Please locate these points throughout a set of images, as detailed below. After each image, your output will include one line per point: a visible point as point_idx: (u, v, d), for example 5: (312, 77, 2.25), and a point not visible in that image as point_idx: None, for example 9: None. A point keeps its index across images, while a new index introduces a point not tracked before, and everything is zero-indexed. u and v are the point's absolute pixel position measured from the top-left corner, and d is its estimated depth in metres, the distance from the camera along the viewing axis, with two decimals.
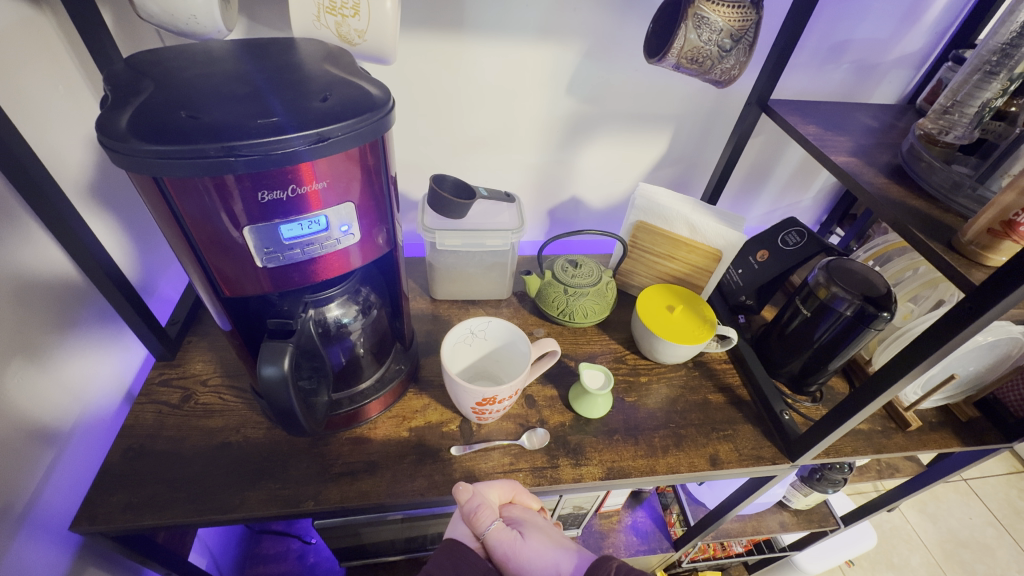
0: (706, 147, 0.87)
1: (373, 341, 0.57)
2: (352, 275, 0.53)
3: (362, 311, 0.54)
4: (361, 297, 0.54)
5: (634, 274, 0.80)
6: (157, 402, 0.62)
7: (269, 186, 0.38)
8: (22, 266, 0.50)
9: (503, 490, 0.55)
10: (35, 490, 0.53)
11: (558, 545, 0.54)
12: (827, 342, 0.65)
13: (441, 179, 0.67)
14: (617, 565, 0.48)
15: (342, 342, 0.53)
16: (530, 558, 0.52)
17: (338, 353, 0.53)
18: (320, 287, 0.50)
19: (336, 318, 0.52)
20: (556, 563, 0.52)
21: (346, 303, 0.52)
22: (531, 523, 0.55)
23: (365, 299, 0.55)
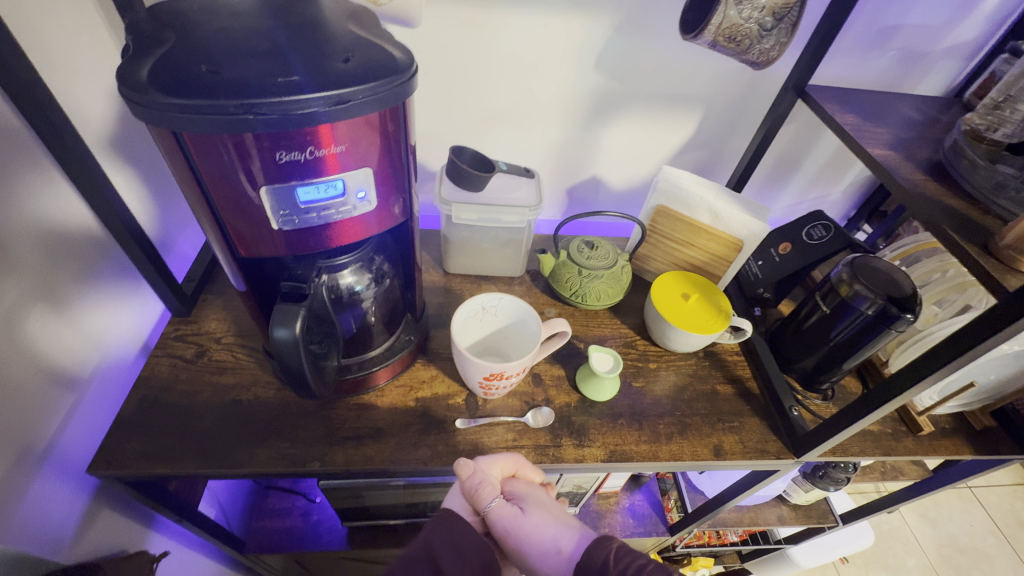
0: (735, 132, 0.84)
1: (384, 311, 0.57)
2: (366, 243, 0.52)
3: (375, 280, 0.54)
4: (374, 265, 0.53)
5: (650, 260, 0.78)
6: (172, 355, 0.64)
7: (287, 147, 0.37)
8: (45, 216, 0.51)
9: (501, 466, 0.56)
10: (56, 433, 0.55)
11: (557, 520, 0.54)
12: (845, 341, 0.64)
13: (460, 150, 0.66)
14: (616, 544, 0.49)
15: (353, 309, 0.53)
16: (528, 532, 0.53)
17: (349, 321, 0.53)
18: (334, 253, 0.50)
19: (349, 286, 0.51)
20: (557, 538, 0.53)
21: (359, 271, 0.52)
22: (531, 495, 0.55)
23: (379, 268, 0.54)
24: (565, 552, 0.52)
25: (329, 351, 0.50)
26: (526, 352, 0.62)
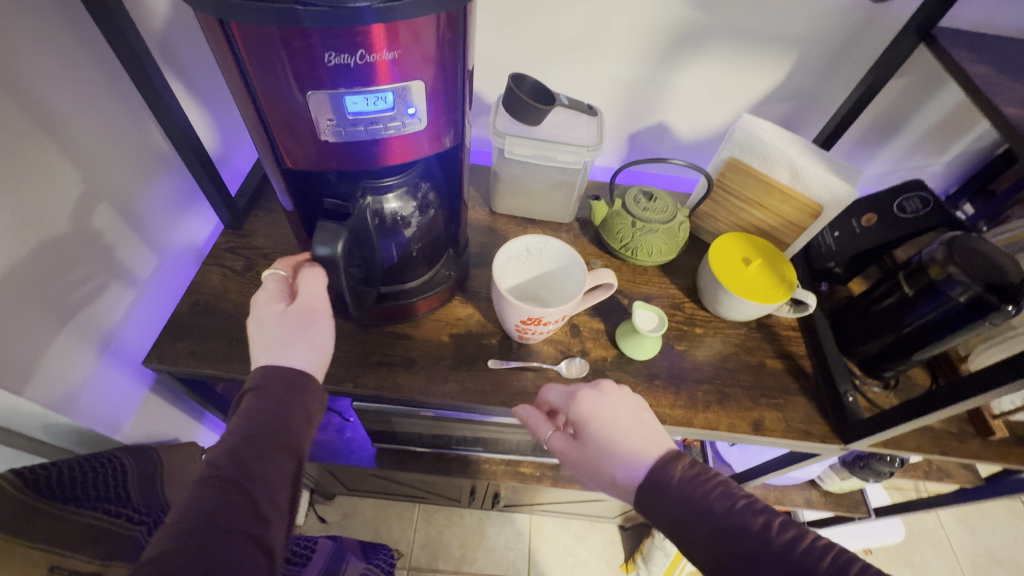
0: (833, 82, 0.73)
1: (428, 244, 0.56)
2: (412, 168, 0.50)
3: (417, 209, 0.51)
4: (419, 193, 0.51)
5: (710, 220, 0.72)
6: (222, 265, 0.65)
7: (336, 47, 0.35)
8: (103, 113, 0.52)
9: (326, 304, 0.49)
10: (117, 325, 0.59)
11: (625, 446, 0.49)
12: (924, 328, 0.57)
13: (520, 78, 0.60)
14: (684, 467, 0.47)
15: (396, 237, 0.51)
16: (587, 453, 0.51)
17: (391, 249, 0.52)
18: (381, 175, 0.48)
19: (392, 211, 0.49)
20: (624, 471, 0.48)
21: (404, 197, 0.50)
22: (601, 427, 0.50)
23: (424, 196, 0.52)
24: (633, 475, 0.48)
25: (367, 277, 0.50)
26: (567, 301, 0.60)
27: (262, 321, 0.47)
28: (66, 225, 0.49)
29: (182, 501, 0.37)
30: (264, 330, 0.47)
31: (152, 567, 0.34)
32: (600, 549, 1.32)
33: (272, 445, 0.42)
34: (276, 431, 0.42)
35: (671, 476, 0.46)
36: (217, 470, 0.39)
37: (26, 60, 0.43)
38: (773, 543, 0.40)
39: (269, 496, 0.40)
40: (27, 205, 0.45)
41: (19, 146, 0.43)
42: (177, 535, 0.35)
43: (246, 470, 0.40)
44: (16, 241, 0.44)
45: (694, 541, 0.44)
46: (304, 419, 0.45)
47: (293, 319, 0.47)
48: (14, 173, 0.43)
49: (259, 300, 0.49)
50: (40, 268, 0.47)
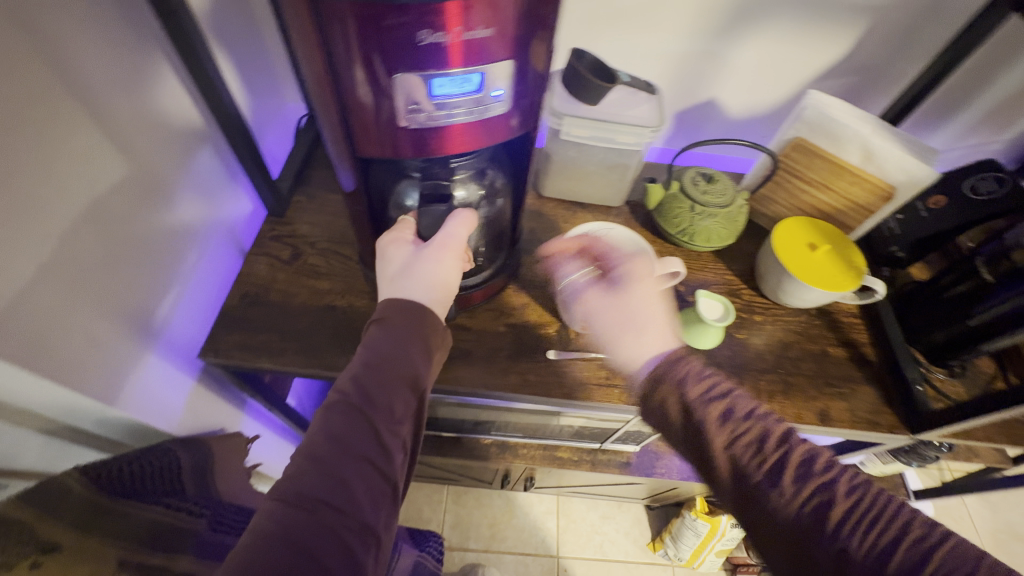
0: (900, 55, 0.69)
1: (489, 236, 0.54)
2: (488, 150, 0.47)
3: (486, 197, 0.49)
4: (487, 180, 0.48)
5: (769, 203, 0.69)
6: (268, 254, 0.63)
7: (431, 25, 0.33)
8: (146, 93, 0.50)
9: (459, 251, 0.48)
10: (167, 317, 0.58)
11: (652, 309, 0.52)
12: (990, 322, 0.55)
13: (581, 54, 0.57)
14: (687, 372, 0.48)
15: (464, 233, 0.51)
16: (602, 306, 0.54)
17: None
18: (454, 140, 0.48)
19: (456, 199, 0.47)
20: (640, 327, 0.51)
21: (469, 183, 0.47)
22: (638, 291, 0.53)
23: (490, 183, 0.49)
24: (645, 333, 0.51)
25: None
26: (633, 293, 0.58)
27: (394, 258, 0.47)
28: (113, 214, 0.48)
29: (316, 422, 0.42)
30: (396, 265, 0.47)
31: (292, 477, 0.39)
32: (627, 528, 1.33)
33: (392, 379, 0.43)
34: (395, 362, 0.44)
35: (682, 376, 0.48)
36: (344, 396, 0.42)
37: (71, 36, 0.41)
38: (799, 502, 0.41)
39: (390, 425, 0.42)
40: (74, 195, 0.43)
41: (67, 131, 0.41)
42: (309, 451, 0.40)
43: (370, 400, 0.42)
44: (65, 233, 0.42)
45: (719, 468, 0.45)
46: (423, 358, 0.46)
47: (427, 259, 0.46)
48: (60, 162, 0.41)
49: (387, 239, 0.48)
50: (93, 259, 0.46)
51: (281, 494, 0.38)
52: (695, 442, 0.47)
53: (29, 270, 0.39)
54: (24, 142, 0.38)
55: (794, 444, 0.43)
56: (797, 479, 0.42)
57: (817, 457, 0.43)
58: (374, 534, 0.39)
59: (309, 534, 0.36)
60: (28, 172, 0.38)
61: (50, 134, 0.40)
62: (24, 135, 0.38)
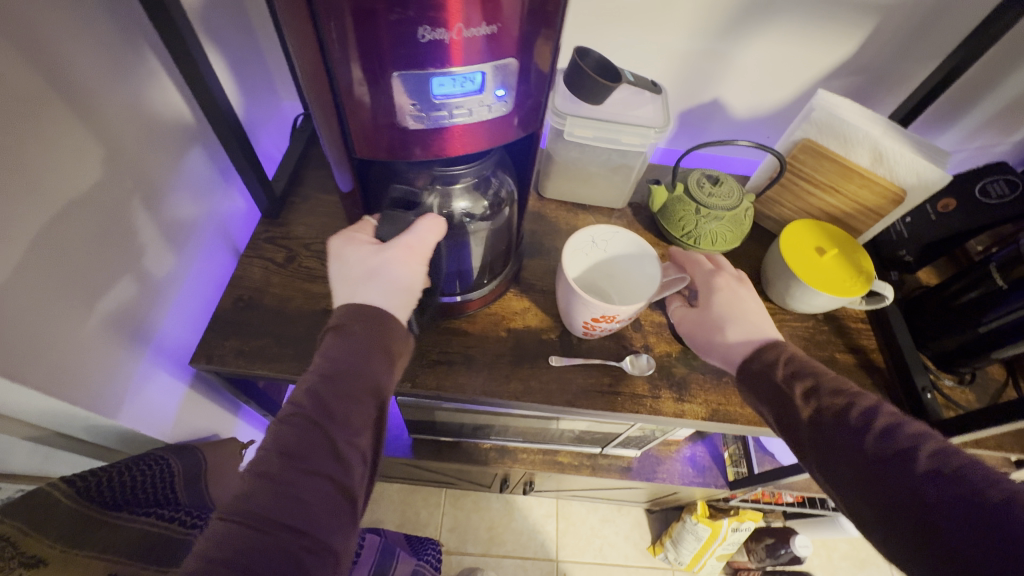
0: (910, 54, 0.68)
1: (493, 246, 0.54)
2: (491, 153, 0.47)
3: (492, 207, 0.48)
4: (491, 188, 0.48)
5: (776, 206, 0.67)
6: (263, 257, 0.62)
7: (432, 21, 0.31)
8: (133, 89, 0.48)
9: (425, 256, 0.45)
10: (158, 321, 0.56)
11: (726, 309, 0.53)
12: (998, 330, 0.54)
13: (585, 52, 0.56)
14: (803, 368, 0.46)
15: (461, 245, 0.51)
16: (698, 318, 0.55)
17: (461, 250, 0.51)
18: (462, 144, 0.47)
19: (459, 208, 0.47)
20: (721, 329, 0.52)
21: (472, 194, 0.47)
22: (714, 297, 0.54)
23: (496, 193, 0.48)
24: (725, 334, 0.51)
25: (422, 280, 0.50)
26: (637, 299, 0.57)
27: (354, 261, 0.44)
28: (99, 217, 0.46)
29: (267, 437, 0.38)
30: (354, 268, 0.44)
31: (241, 497, 0.35)
32: (627, 531, 1.32)
33: (352, 388, 0.40)
34: (357, 373, 0.41)
35: (775, 357, 0.47)
36: (299, 408, 0.39)
37: (52, 31, 0.39)
38: (875, 453, 0.39)
39: (349, 438, 0.39)
40: (56, 198, 0.41)
41: (49, 130, 0.40)
42: (260, 468, 0.36)
43: (326, 411, 0.39)
44: (47, 239, 0.41)
45: (799, 438, 0.44)
46: (384, 365, 0.43)
47: (388, 262, 0.43)
48: (39, 164, 0.39)
49: (343, 239, 0.46)
50: (79, 262, 0.44)
51: (228, 515, 0.34)
52: (779, 415, 0.45)
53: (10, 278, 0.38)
54: (1, 145, 0.36)
55: (880, 414, 0.41)
56: (870, 437, 0.40)
57: (875, 417, 0.41)
58: (332, 556, 0.36)
59: (260, 558, 0.33)
60: (7, 175, 0.37)
61: (29, 134, 0.38)
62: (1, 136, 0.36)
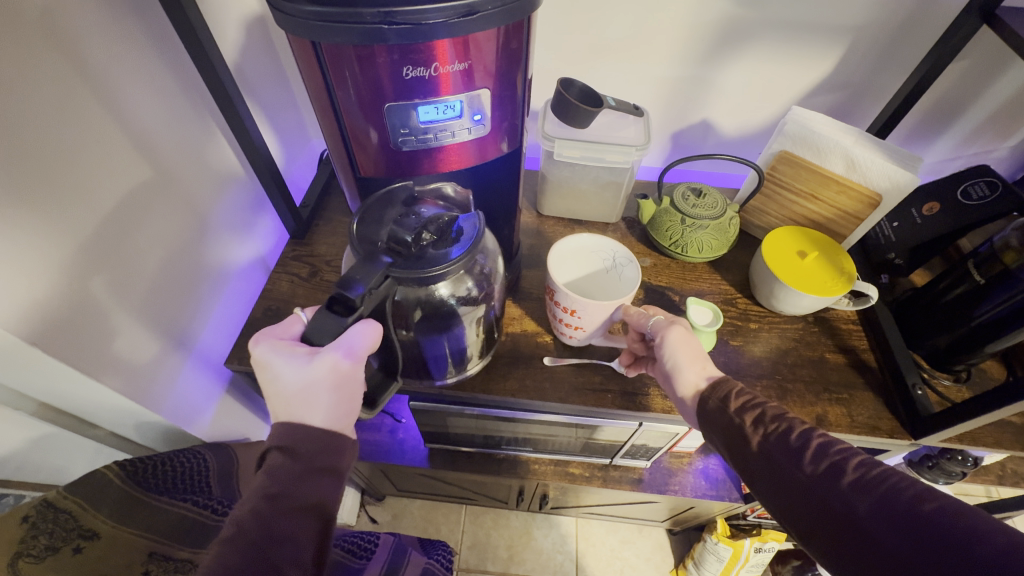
0: (885, 70, 0.72)
1: (485, 320, 0.54)
2: (474, 240, 0.44)
3: (477, 286, 0.49)
4: (474, 270, 0.48)
5: (762, 215, 0.71)
6: (289, 273, 0.70)
7: (414, 61, 0.38)
8: (185, 130, 0.58)
9: (355, 371, 0.42)
10: (200, 329, 0.64)
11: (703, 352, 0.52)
12: (989, 324, 0.55)
13: (568, 82, 0.62)
14: (737, 389, 0.47)
15: (444, 327, 0.49)
16: (679, 344, 0.52)
17: (451, 334, 0.51)
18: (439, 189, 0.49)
19: (442, 293, 0.46)
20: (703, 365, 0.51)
21: (456, 282, 0.46)
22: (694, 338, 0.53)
23: (479, 271, 0.49)
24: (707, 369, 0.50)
25: (388, 365, 0.49)
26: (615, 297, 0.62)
27: (279, 379, 0.42)
28: (150, 253, 0.54)
29: (210, 557, 0.37)
30: (281, 382, 0.42)
31: None
32: (649, 554, 1.30)
33: (298, 505, 0.40)
34: (303, 487, 0.41)
35: (726, 393, 0.47)
36: (241, 527, 0.38)
37: (123, 86, 0.49)
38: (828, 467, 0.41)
39: (295, 554, 0.39)
40: (118, 224, 0.50)
41: (118, 163, 0.49)
42: None
43: (271, 530, 0.38)
44: (109, 270, 0.49)
45: (751, 466, 0.44)
46: (335, 477, 0.43)
47: (319, 379, 0.41)
48: (105, 199, 0.48)
49: (266, 344, 0.42)
50: (138, 272, 0.53)
51: None
52: (735, 449, 0.45)
53: (83, 309, 0.47)
54: (77, 179, 0.45)
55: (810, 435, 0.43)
56: (808, 458, 0.41)
57: (811, 437, 0.42)
58: None
59: None
60: (82, 211, 0.45)
61: (93, 179, 0.46)
62: (78, 184, 0.45)
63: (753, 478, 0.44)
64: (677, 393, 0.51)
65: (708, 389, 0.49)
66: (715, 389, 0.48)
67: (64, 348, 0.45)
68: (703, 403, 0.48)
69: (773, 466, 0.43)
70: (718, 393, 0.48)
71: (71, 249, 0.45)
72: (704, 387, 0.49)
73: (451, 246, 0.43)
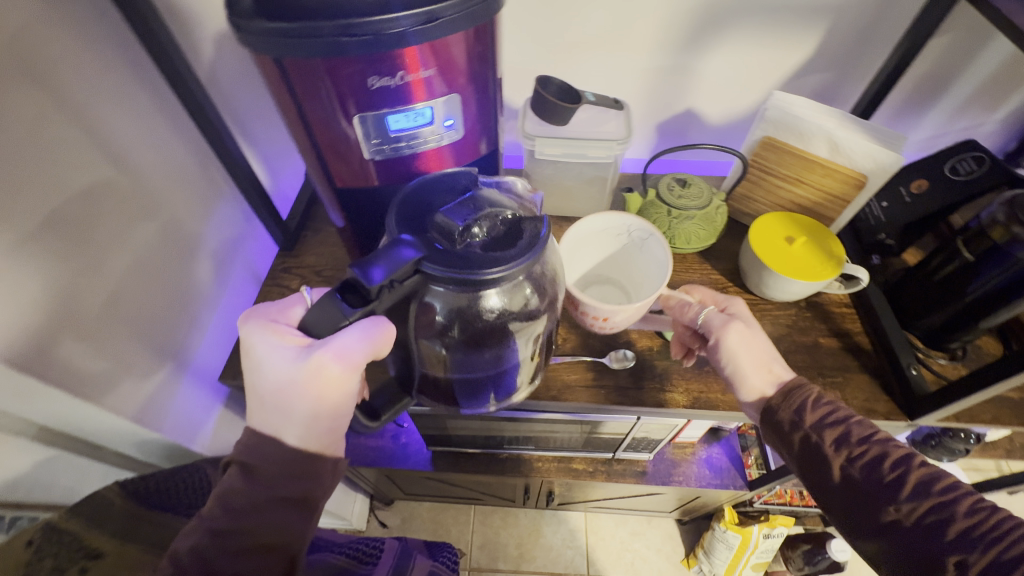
0: (867, 49, 0.71)
1: (543, 339, 0.50)
2: (534, 248, 0.39)
3: (534, 297, 0.45)
4: (533, 281, 0.44)
5: (750, 201, 0.71)
6: (280, 286, 0.70)
7: (379, 71, 0.38)
8: (167, 148, 0.58)
9: (337, 376, 0.41)
10: (194, 345, 0.64)
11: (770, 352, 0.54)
12: (981, 300, 0.55)
13: (546, 80, 0.62)
14: (816, 395, 0.50)
15: (495, 347, 0.46)
16: (746, 349, 0.53)
17: (505, 356, 0.47)
18: (504, 184, 0.47)
19: (494, 304, 0.43)
20: (770, 369, 0.53)
21: (511, 292, 0.43)
22: (760, 339, 0.54)
23: (538, 278, 0.45)
24: (775, 372, 0.53)
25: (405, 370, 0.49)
26: (647, 274, 0.63)
27: (262, 370, 0.41)
28: (139, 272, 0.55)
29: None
30: (266, 372, 0.41)
31: None
32: (659, 545, 1.30)
33: (247, 543, 0.40)
34: (255, 518, 0.40)
35: (801, 404, 0.49)
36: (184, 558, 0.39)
37: (99, 109, 0.49)
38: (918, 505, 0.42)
39: None
40: (104, 245, 0.50)
41: (99, 185, 0.49)
42: None
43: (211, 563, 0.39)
44: (100, 291, 0.50)
45: (824, 485, 0.47)
46: (296, 508, 0.42)
47: (297, 373, 0.40)
48: (90, 221, 0.48)
49: (253, 324, 0.42)
50: (127, 291, 0.53)
51: None
52: (812, 468, 0.48)
53: (74, 333, 0.47)
54: (60, 204, 0.45)
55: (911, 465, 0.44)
56: (905, 491, 0.43)
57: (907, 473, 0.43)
58: None
59: None
60: (66, 236, 0.46)
61: (75, 203, 0.47)
62: (60, 209, 0.45)
63: (825, 496, 0.47)
64: (739, 396, 0.54)
65: (779, 396, 0.51)
66: (789, 398, 0.50)
67: (59, 373, 0.46)
68: (774, 411, 0.50)
69: (854, 489, 0.45)
70: (789, 398, 0.50)
71: (58, 274, 0.45)
72: (772, 394, 0.52)
73: (506, 249, 0.39)
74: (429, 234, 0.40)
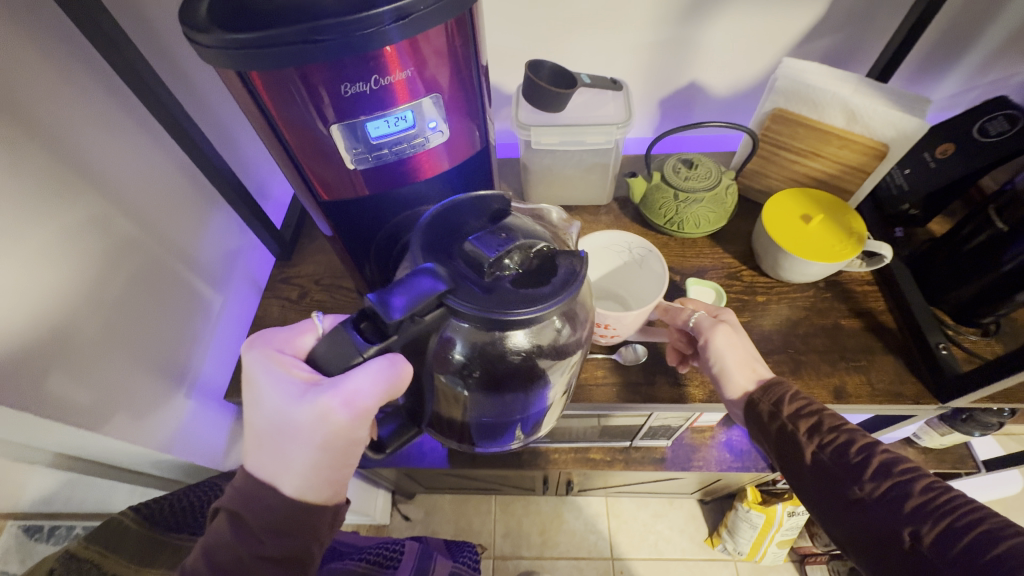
0: (883, 4, 0.66)
1: (576, 371, 0.48)
2: (568, 288, 0.37)
3: (564, 335, 0.43)
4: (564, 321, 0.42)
5: (761, 178, 0.67)
6: (280, 298, 0.69)
7: (352, 77, 0.36)
8: (151, 166, 0.56)
9: (343, 425, 0.39)
10: (198, 364, 0.64)
11: (751, 351, 0.53)
12: (1015, 272, 0.51)
13: (537, 65, 0.59)
14: (792, 390, 0.49)
15: (523, 386, 0.44)
16: (728, 348, 0.52)
17: (532, 395, 0.46)
18: (539, 213, 0.45)
19: (518, 342, 0.40)
20: (754, 368, 0.52)
21: (538, 332, 0.40)
22: (741, 339, 0.53)
23: (569, 319, 0.42)
24: (758, 370, 0.51)
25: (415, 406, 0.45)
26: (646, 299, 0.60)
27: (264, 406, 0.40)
28: (136, 298, 0.53)
29: None
30: (270, 407, 0.40)
31: None
32: (682, 525, 1.30)
33: None
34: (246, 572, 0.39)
35: (780, 396, 0.49)
36: None
37: (76, 135, 0.47)
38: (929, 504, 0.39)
39: None
40: (96, 274, 0.49)
41: (83, 213, 0.47)
42: None
43: None
44: (95, 323, 0.48)
45: (805, 482, 0.46)
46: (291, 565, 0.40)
47: (301, 414, 0.38)
48: (78, 251, 0.47)
49: (258, 355, 0.41)
50: (125, 319, 0.52)
51: None
52: (788, 458, 0.47)
53: (72, 367, 0.46)
54: (45, 238, 0.44)
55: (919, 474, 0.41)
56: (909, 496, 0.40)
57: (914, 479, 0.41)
58: None
59: None
60: (55, 269, 0.44)
61: (60, 235, 0.45)
62: (46, 243, 0.44)
63: (804, 493, 0.46)
64: (723, 394, 0.53)
65: (758, 391, 0.50)
66: (767, 392, 0.49)
67: (62, 409, 0.45)
68: (754, 405, 0.49)
69: (836, 496, 0.44)
70: (770, 395, 0.49)
71: (49, 310, 0.44)
72: (753, 390, 0.51)
73: (538, 288, 0.37)
74: (456, 263, 0.37)
